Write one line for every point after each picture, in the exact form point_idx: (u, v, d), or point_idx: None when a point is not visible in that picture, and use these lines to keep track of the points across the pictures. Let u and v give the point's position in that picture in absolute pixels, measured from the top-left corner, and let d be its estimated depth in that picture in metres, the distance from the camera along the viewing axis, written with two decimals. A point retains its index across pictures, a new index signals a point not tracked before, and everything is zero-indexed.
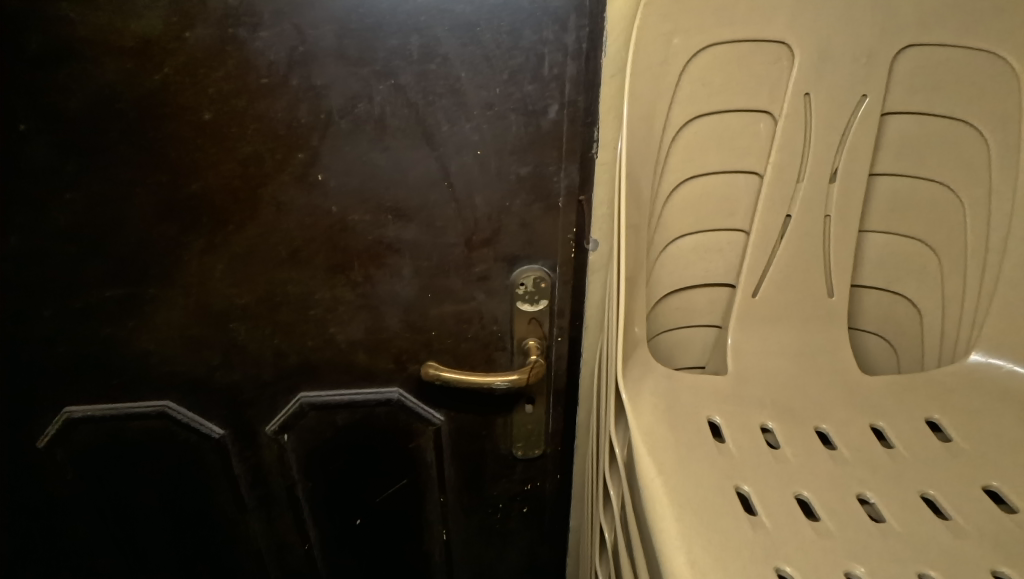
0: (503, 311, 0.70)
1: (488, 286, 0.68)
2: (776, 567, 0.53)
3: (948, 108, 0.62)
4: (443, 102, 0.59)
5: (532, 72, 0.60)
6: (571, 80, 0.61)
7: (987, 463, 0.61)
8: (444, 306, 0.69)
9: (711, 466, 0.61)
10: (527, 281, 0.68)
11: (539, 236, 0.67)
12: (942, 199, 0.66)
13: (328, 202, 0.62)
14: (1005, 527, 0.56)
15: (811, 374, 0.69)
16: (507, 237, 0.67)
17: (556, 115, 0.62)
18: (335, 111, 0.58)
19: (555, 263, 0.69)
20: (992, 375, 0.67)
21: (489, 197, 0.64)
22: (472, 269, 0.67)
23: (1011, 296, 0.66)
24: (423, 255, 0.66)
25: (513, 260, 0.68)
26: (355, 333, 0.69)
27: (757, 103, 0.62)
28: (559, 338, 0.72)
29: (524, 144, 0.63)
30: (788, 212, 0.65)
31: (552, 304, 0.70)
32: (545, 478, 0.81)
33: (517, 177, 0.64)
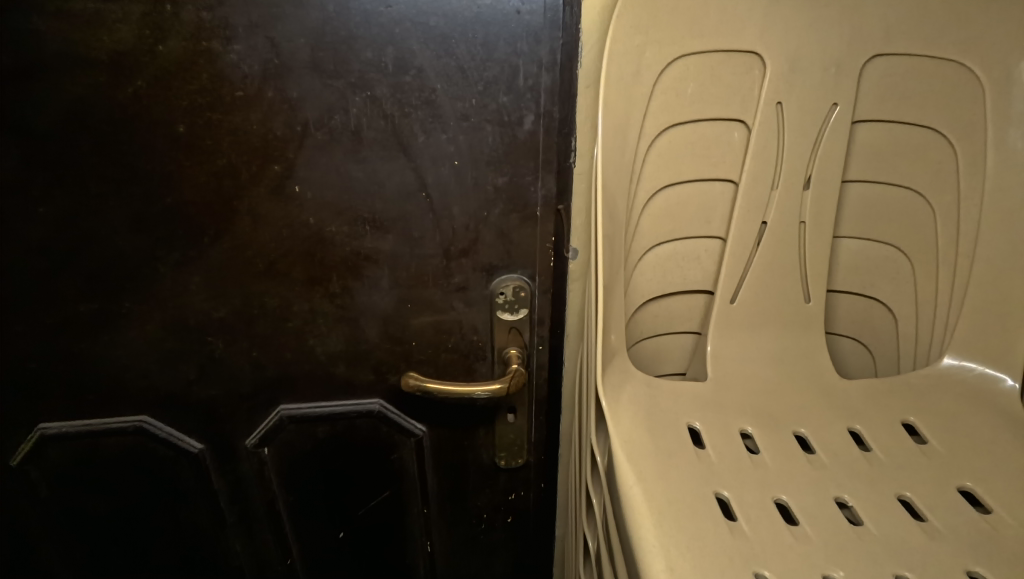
0: (482, 321, 0.73)
1: (467, 295, 0.71)
2: (755, 572, 0.52)
3: (916, 116, 0.66)
4: (418, 114, 0.61)
5: (506, 84, 0.60)
6: (546, 90, 0.61)
7: (961, 464, 0.62)
8: (423, 316, 0.72)
9: (690, 473, 0.60)
10: (506, 290, 0.71)
11: (516, 245, 0.68)
12: (913, 205, 0.69)
13: (304, 213, 0.65)
14: (980, 526, 0.56)
15: (784, 382, 0.71)
16: (484, 247, 0.68)
17: (532, 126, 0.62)
18: (310, 124, 0.60)
19: (534, 272, 0.70)
20: (962, 381, 0.70)
21: (467, 207, 0.66)
22: (451, 279, 0.70)
23: (981, 299, 0.69)
24: (401, 266, 0.69)
25: (491, 269, 0.70)
26: (335, 346, 0.73)
27: (730, 112, 0.65)
28: (540, 347, 0.75)
29: (500, 155, 0.63)
30: (764, 218, 0.69)
31: (531, 312, 0.73)
32: (529, 487, 0.86)
33: (494, 187, 0.65)
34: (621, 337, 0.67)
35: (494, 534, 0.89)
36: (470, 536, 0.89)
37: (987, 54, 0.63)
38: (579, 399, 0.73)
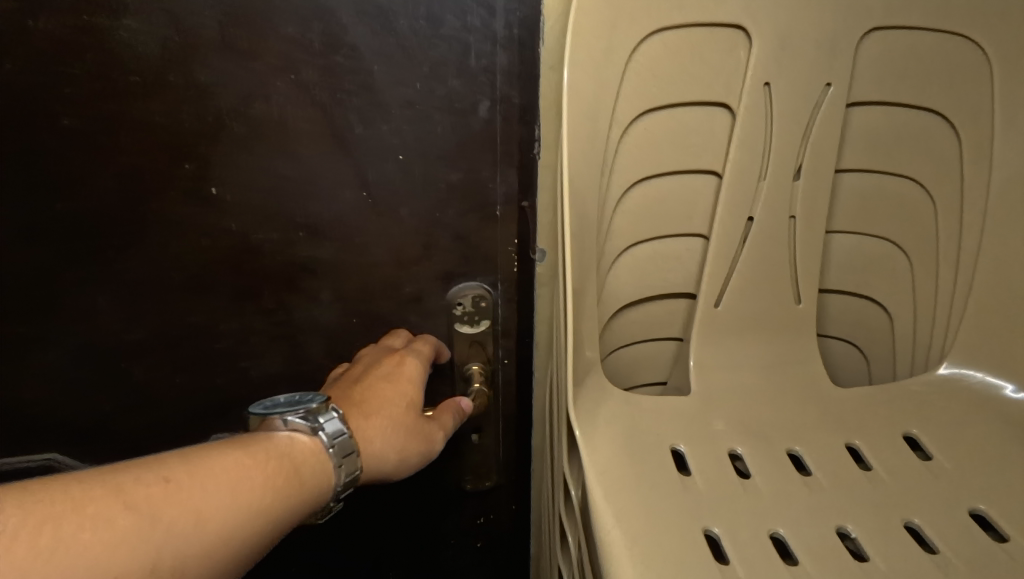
0: (440, 334, 0.65)
1: (422, 306, 0.63)
2: None
3: (917, 98, 0.59)
4: (355, 101, 0.52)
5: (457, 65, 0.52)
6: (502, 72, 0.53)
7: (972, 485, 0.55)
8: (373, 331, 0.64)
9: (676, 506, 0.53)
10: (465, 300, 0.62)
11: (475, 248, 0.60)
12: (912, 196, 0.63)
13: (226, 220, 0.56)
14: (997, 557, 0.50)
15: (773, 393, 0.64)
16: (439, 252, 0.60)
17: (487, 113, 0.54)
18: (226, 115, 0.52)
19: (496, 280, 0.62)
20: (965, 389, 0.63)
21: (416, 207, 0.57)
22: (403, 288, 0.61)
23: (985, 299, 0.63)
24: (344, 276, 0.60)
25: (449, 277, 0.61)
26: (273, 367, 0.65)
27: (711, 96, 0.58)
28: (506, 361, 0.67)
29: (452, 147, 0.55)
30: (751, 213, 0.62)
31: (495, 324, 0.65)
32: (500, 509, 0.79)
33: (447, 184, 0.56)
34: (596, 351, 0.60)
35: (463, 559, 0.82)
36: (436, 561, 0.81)
37: (996, 28, 0.56)
38: (551, 420, 0.65)
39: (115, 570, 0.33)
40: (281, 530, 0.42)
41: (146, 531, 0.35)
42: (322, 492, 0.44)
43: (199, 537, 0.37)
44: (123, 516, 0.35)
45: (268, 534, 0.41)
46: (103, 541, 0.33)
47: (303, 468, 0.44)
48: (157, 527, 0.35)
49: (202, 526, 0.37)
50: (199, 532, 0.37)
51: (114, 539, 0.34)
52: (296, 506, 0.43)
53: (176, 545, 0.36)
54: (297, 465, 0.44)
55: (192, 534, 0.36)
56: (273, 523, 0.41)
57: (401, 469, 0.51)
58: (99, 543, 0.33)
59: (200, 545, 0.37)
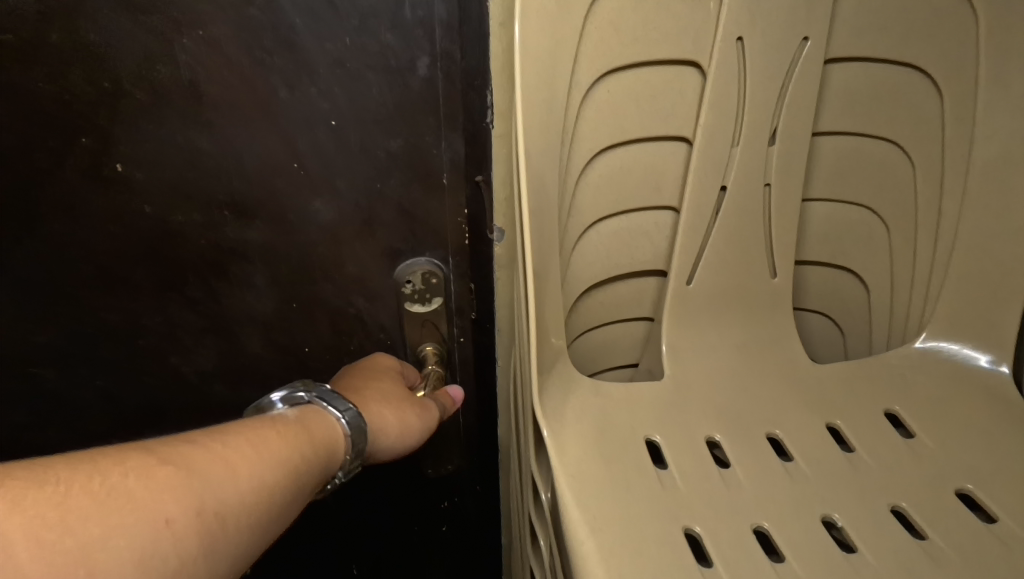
0: (390, 316, 0.59)
1: (369, 290, 0.57)
2: None
3: (899, 53, 0.55)
4: (277, 62, 0.45)
5: (389, 16, 0.44)
6: (442, 22, 0.45)
7: (959, 465, 0.53)
8: (317, 319, 0.58)
9: (652, 504, 0.49)
10: (414, 277, 0.56)
11: (423, 223, 0.54)
12: (891, 158, 0.59)
13: (137, 201, 0.50)
14: (988, 544, 0.47)
15: (748, 372, 0.61)
16: (383, 228, 0.54)
17: (427, 71, 0.47)
18: (125, 80, 0.45)
19: (446, 254, 0.56)
20: (947, 362, 0.61)
21: (354, 179, 0.51)
22: (346, 271, 0.56)
23: (969, 267, 0.59)
24: (279, 261, 0.55)
25: (395, 254, 0.55)
26: (205, 362, 0.60)
27: (681, 53, 0.53)
28: (462, 340, 0.61)
29: (390, 111, 0.48)
30: (723, 182, 0.57)
31: (448, 302, 0.58)
32: (463, 492, 0.74)
33: (387, 154, 0.50)
34: (561, 337, 0.56)
35: (429, 547, 0.79)
36: (404, 547, 0.78)
37: None
38: (516, 413, 0.60)
39: (167, 512, 0.31)
40: (301, 490, 0.40)
41: (188, 478, 0.33)
42: (332, 453, 0.44)
43: (235, 484, 0.35)
44: (161, 469, 0.33)
45: (291, 493, 0.39)
46: (151, 486, 0.31)
47: (309, 428, 0.43)
48: (196, 474, 0.34)
49: (235, 474, 0.35)
50: (232, 482, 0.35)
51: (161, 484, 0.32)
52: (309, 470, 0.41)
53: (217, 491, 0.34)
54: (301, 426, 0.43)
55: (227, 482, 0.35)
56: (296, 479, 0.39)
57: (400, 438, 0.50)
58: (149, 487, 0.31)
59: (237, 493, 0.35)
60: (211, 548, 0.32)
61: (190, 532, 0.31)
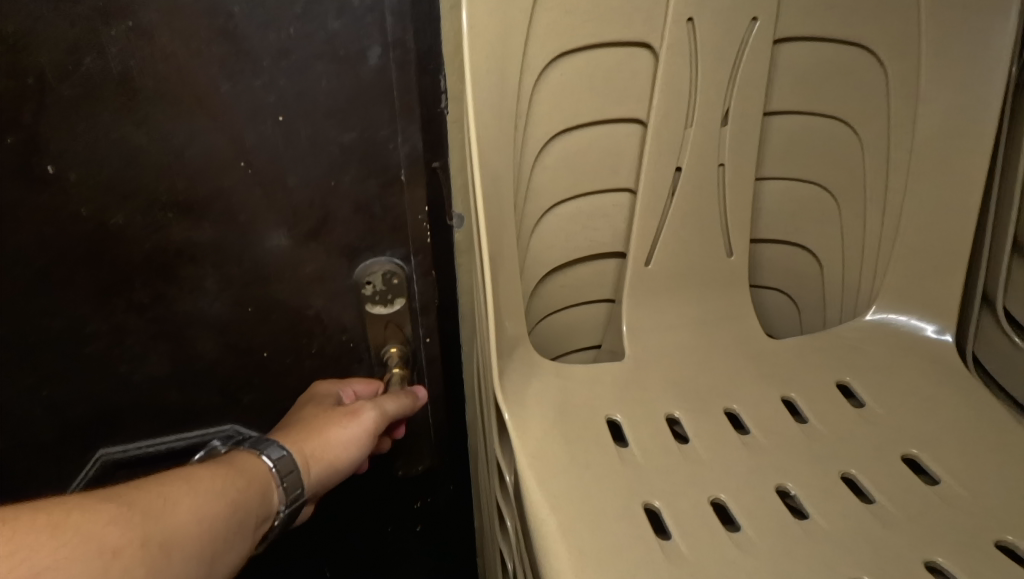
0: (351, 316, 0.58)
1: (327, 290, 0.56)
2: None
3: (844, 32, 0.56)
4: (216, 52, 0.43)
5: (336, 3, 0.43)
6: (392, 9, 0.45)
7: (904, 431, 0.55)
8: (273, 320, 0.57)
9: (614, 482, 0.50)
10: (374, 278, 0.56)
11: (379, 220, 0.53)
12: (841, 137, 0.61)
13: (72, 203, 0.48)
14: (930, 503, 0.50)
15: (708, 349, 0.62)
16: (339, 225, 0.53)
17: (379, 61, 0.46)
18: (49, 74, 0.43)
19: (407, 253, 0.56)
20: (895, 333, 0.63)
21: (305, 174, 0.50)
22: (302, 271, 0.54)
23: (914, 242, 0.61)
24: (230, 262, 0.53)
25: (353, 253, 0.54)
26: (157, 370, 0.58)
27: (632, 35, 0.53)
28: (428, 339, 0.61)
29: (341, 104, 0.47)
30: (678, 162, 0.58)
31: (411, 301, 0.58)
32: (436, 491, 0.74)
33: (340, 147, 0.49)
34: (521, 322, 0.56)
35: (403, 547, 0.78)
36: (378, 552, 0.78)
37: None
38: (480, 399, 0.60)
39: (113, 542, 0.34)
40: (243, 516, 0.42)
41: (129, 512, 0.36)
42: (265, 482, 0.45)
43: (176, 513, 0.38)
44: (102, 507, 0.35)
45: (232, 519, 0.41)
46: (96, 521, 0.34)
47: (240, 462, 0.45)
48: (136, 509, 0.36)
49: (173, 505, 0.38)
50: (173, 512, 0.38)
51: (104, 520, 0.35)
52: (248, 498, 0.43)
53: (157, 523, 0.36)
54: (232, 462, 0.45)
55: (166, 515, 0.37)
56: (237, 506, 0.42)
57: (335, 450, 0.50)
58: (93, 523, 0.34)
59: (176, 524, 0.37)
60: (161, 571, 0.35)
61: (136, 559, 0.34)
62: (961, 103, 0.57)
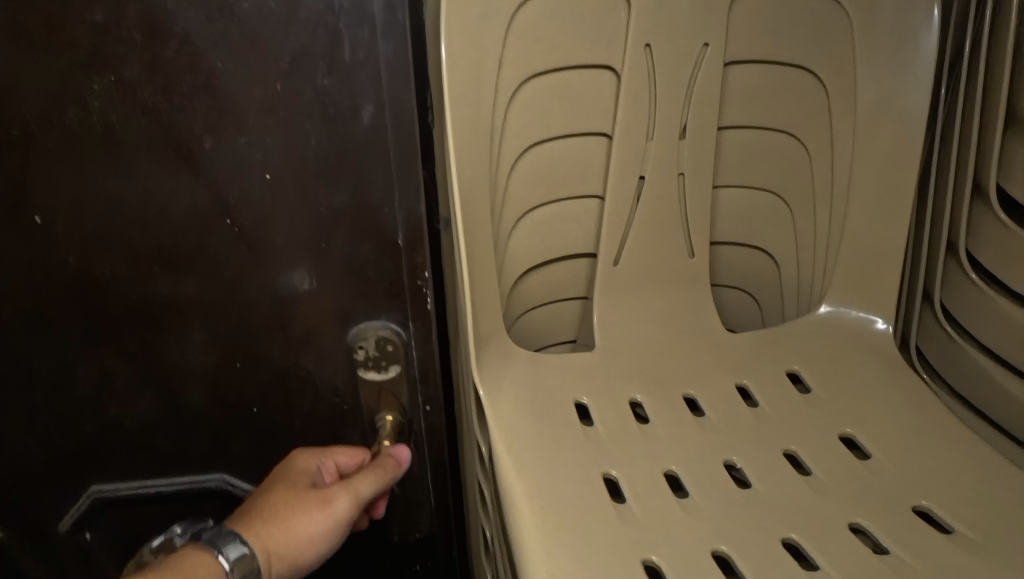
0: (344, 379, 0.58)
1: (317, 348, 0.56)
2: (644, 559, 0.49)
3: (788, 54, 0.61)
4: (200, 108, 0.44)
5: (326, 59, 0.43)
6: (386, 66, 0.43)
7: (845, 413, 0.61)
8: (261, 375, 0.57)
9: (576, 453, 0.56)
10: (366, 343, 0.56)
11: (369, 282, 0.53)
12: (790, 147, 0.65)
13: (60, 253, 0.50)
14: (860, 476, 0.55)
15: (671, 342, 0.67)
16: (329, 286, 0.53)
17: (372, 119, 0.45)
18: (35, 127, 0.44)
19: (404, 317, 0.55)
20: (842, 324, 0.69)
21: (293, 233, 0.50)
22: (290, 329, 0.55)
23: (857, 241, 0.67)
24: (217, 315, 0.54)
25: (347, 316, 0.54)
26: (146, 414, 0.59)
27: (595, 58, 0.58)
28: (427, 407, 0.60)
29: (331, 162, 0.47)
30: (642, 172, 0.62)
31: (408, 368, 0.58)
32: (438, 556, 0.75)
33: (330, 207, 0.49)
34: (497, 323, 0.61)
35: None
36: None
37: None
38: (464, 397, 0.64)
39: None
40: None
41: None
42: None
43: None
44: None
45: None
46: None
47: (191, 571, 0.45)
48: None
49: None
50: None
51: None
52: None
53: None
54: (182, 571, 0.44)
55: None
56: None
57: (296, 542, 0.50)
58: None
59: None
60: None
61: None
62: (894, 116, 0.62)
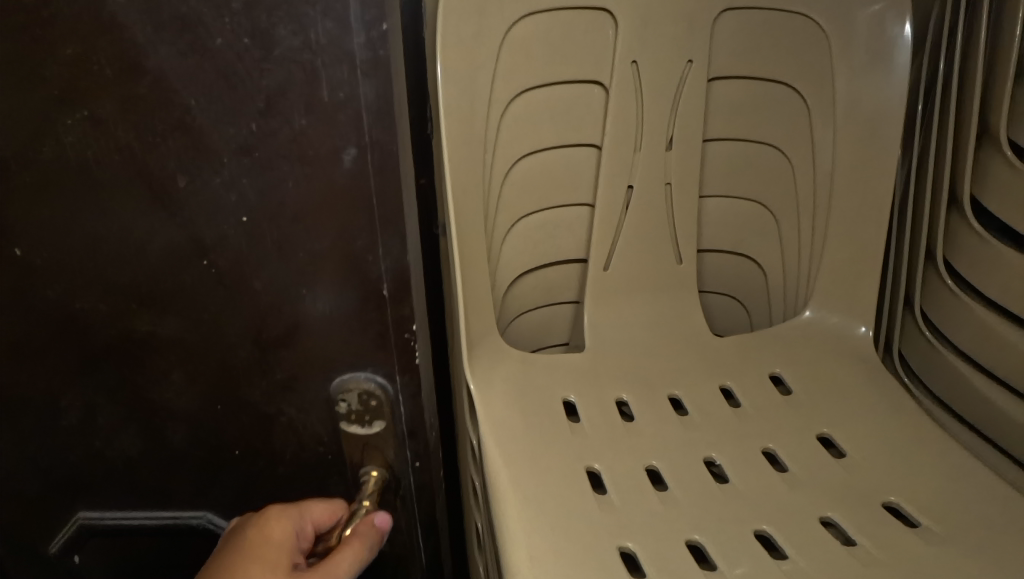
0: (327, 430, 0.53)
1: (300, 398, 0.51)
2: (620, 546, 0.49)
3: (770, 69, 0.62)
4: (174, 147, 0.40)
5: (303, 99, 0.38)
6: (368, 108, 0.39)
7: (825, 413, 0.62)
8: (242, 420, 0.53)
9: (561, 446, 0.57)
10: (349, 396, 0.50)
11: (353, 332, 0.48)
12: (773, 159, 0.66)
13: (42, 284, 0.47)
14: (835, 473, 0.56)
15: (658, 344, 0.67)
16: (311, 334, 0.48)
17: (353, 163, 0.40)
18: (11, 161, 0.42)
19: (391, 372, 0.49)
20: (825, 328, 0.69)
21: (272, 278, 0.45)
22: (272, 374, 0.50)
23: (841, 248, 0.67)
24: (195, 358, 0.50)
25: (331, 366, 0.49)
26: (128, 449, 0.56)
27: (584, 73, 0.59)
28: (416, 462, 0.55)
29: (310, 206, 0.42)
30: (629, 181, 0.63)
31: (394, 424, 0.52)
32: None
33: (309, 254, 0.44)
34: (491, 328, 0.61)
35: None
36: None
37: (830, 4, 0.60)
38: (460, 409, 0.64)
39: None
40: None
41: None
42: None
43: None
44: None
45: None
46: None
47: None
48: None
49: None
50: None
51: None
52: None
53: None
54: None
55: None
56: None
57: None
58: None
59: None
60: None
61: None
62: (871, 130, 0.63)
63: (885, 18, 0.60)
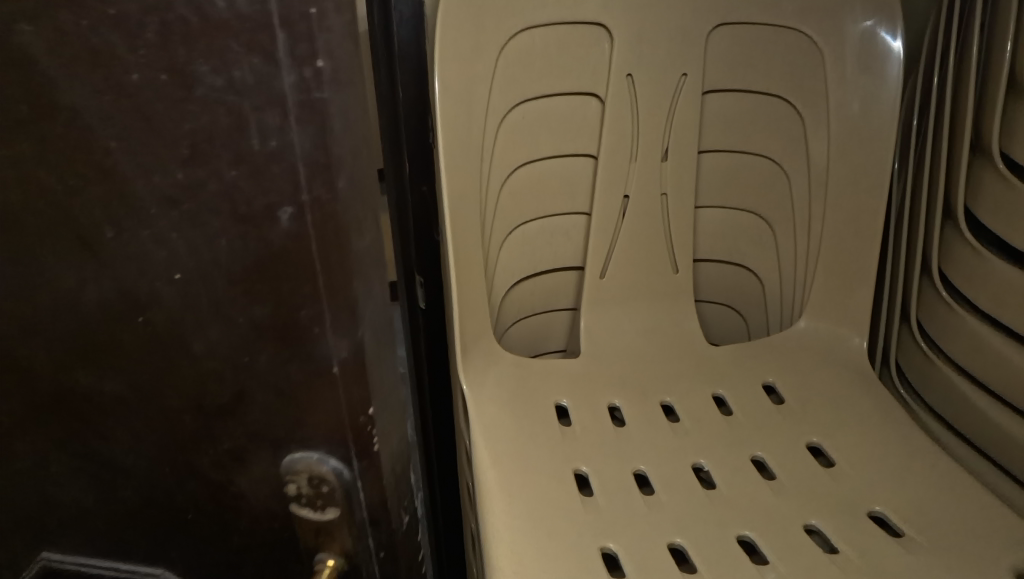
0: (277, 506, 0.45)
1: (249, 471, 0.43)
2: (603, 547, 0.45)
3: (763, 83, 0.58)
4: (97, 193, 0.33)
5: (230, 146, 0.31)
6: (305, 162, 0.31)
7: (836, 417, 0.56)
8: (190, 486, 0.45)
9: (549, 448, 0.52)
10: (298, 478, 0.42)
11: (303, 412, 0.39)
12: (768, 173, 0.61)
13: None
14: (824, 484, 0.50)
15: (654, 350, 0.62)
16: (259, 410, 0.40)
17: (292, 223, 0.33)
18: None
19: (346, 455, 0.41)
20: (815, 338, 0.62)
21: (212, 346, 0.38)
22: (218, 445, 0.42)
23: (833, 260, 0.61)
24: (137, 419, 0.42)
25: (279, 444, 0.41)
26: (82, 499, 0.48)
27: (582, 84, 0.56)
28: (376, 551, 0.46)
29: (248, 270, 0.34)
30: (625, 191, 0.59)
31: (350, 512, 0.43)
32: None
33: (252, 322, 0.36)
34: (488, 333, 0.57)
35: None
36: None
37: (827, 20, 0.56)
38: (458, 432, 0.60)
39: None
40: None
41: None
42: None
43: None
44: None
45: None
46: None
47: None
48: None
49: None
50: None
51: None
52: None
53: None
54: None
55: None
56: None
57: None
58: None
59: None
60: None
61: None
62: (860, 145, 0.58)
63: (876, 33, 0.56)
